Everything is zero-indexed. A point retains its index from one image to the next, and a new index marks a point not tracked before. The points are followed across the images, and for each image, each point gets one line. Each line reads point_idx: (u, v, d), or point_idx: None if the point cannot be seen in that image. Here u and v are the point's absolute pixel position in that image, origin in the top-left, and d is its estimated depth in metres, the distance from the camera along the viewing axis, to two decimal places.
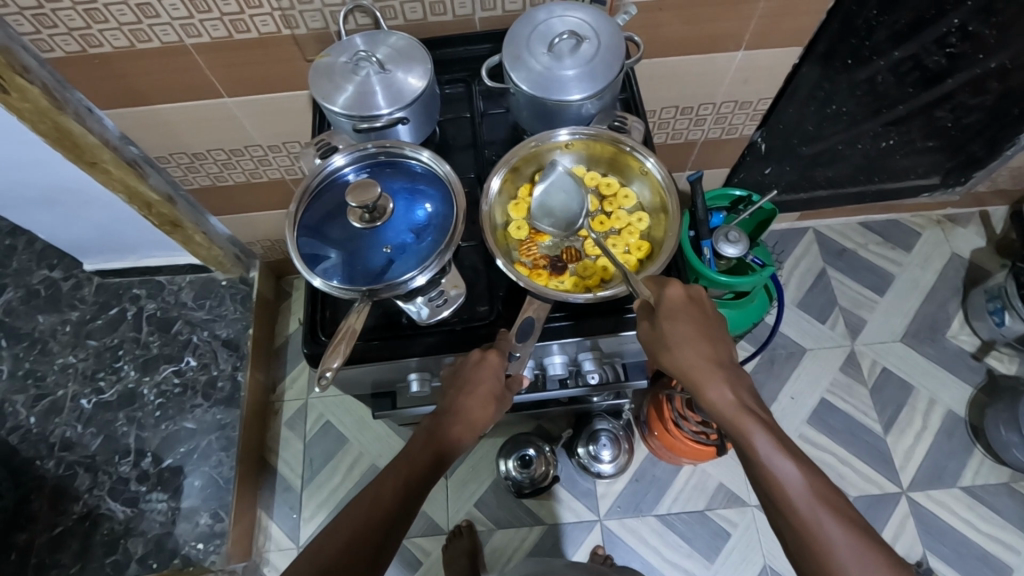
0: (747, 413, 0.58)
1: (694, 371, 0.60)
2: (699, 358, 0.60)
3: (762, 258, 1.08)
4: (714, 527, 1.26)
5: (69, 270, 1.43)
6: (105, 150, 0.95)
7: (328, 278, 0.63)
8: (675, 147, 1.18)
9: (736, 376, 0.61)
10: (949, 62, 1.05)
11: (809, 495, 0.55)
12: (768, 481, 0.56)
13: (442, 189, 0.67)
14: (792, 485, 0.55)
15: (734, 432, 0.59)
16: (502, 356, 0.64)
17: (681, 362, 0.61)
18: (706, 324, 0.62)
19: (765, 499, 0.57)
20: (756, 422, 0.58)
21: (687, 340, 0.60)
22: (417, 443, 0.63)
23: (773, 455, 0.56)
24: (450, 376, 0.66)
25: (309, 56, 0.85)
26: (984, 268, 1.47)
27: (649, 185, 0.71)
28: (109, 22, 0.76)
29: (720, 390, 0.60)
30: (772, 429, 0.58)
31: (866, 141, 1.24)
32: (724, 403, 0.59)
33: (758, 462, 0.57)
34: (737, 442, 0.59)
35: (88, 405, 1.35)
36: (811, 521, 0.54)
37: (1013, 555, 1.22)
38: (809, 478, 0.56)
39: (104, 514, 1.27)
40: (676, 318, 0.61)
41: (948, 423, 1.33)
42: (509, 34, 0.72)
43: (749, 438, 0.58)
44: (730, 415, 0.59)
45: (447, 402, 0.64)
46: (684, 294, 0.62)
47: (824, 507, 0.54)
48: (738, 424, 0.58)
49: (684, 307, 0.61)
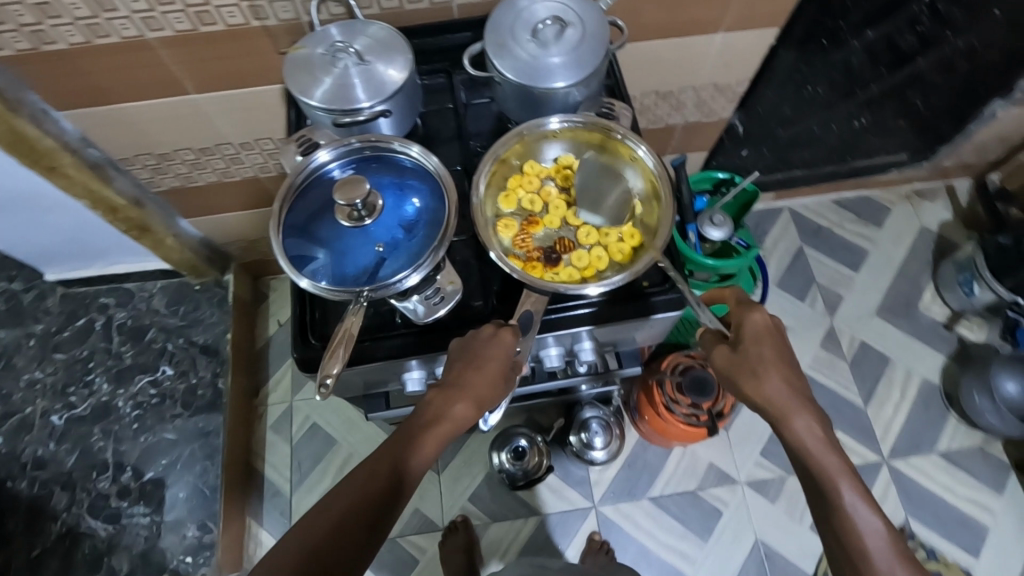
0: (829, 450, 0.62)
1: (780, 401, 0.63)
2: (787, 389, 0.63)
3: (746, 240, 1.09)
4: (706, 507, 1.29)
5: (31, 280, 1.37)
6: (65, 153, 0.90)
7: (317, 278, 0.61)
8: (655, 132, 1.18)
9: (820, 414, 0.64)
10: (920, 41, 1.07)
11: (887, 543, 0.59)
12: (850, 522, 0.60)
13: (431, 183, 0.65)
14: (871, 530, 0.59)
15: (815, 467, 0.62)
16: (515, 336, 0.62)
17: (767, 391, 0.63)
18: (793, 356, 0.65)
19: (839, 536, 0.61)
20: (840, 462, 0.61)
21: (777, 370, 0.63)
22: (418, 421, 0.61)
23: (854, 496, 0.60)
24: (456, 348, 0.63)
25: (281, 49, 0.81)
26: (953, 241, 1.52)
27: (639, 172, 0.71)
28: (63, 17, 0.72)
29: (805, 424, 0.62)
30: (853, 472, 0.61)
31: (839, 121, 1.26)
32: (807, 435, 0.62)
33: (840, 501, 0.60)
34: (815, 478, 0.62)
35: (59, 421, 1.29)
36: (887, 569, 0.57)
37: (988, 515, 1.28)
38: (888, 527, 0.59)
39: (84, 532, 1.22)
40: (764, 345, 0.64)
41: (924, 392, 1.38)
42: (491, 21, 0.70)
43: (829, 473, 0.61)
44: (815, 450, 0.62)
45: (453, 377, 0.61)
46: (769, 323, 0.65)
47: (901, 557, 0.58)
48: (824, 461, 0.61)
49: (771, 337, 0.65)
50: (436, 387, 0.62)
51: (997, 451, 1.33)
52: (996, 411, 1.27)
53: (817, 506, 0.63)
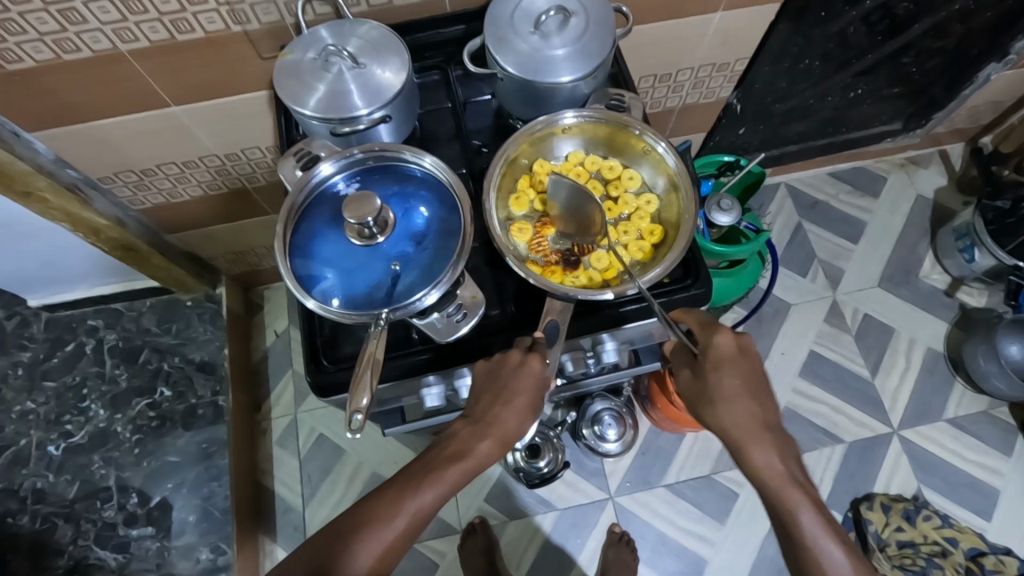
0: (792, 484, 0.59)
1: (739, 432, 0.61)
2: (746, 418, 0.61)
3: (754, 224, 1.07)
4: (721, 489, 1.29)
5: (11, 307, 1.31)
6: (40, 176, 0.84)
7: (328, 301, 0.58)
8: (652, 116, 1.15)
9: (784, 444, 0.61)
10: (917, 7, 1.05)
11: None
12: (812, 562, 0.56)
13: (443, 193, 0.62)
14: (837, 570, 0.55)
15: (776, 501, 0.59)
16: (544, 361, 0.60)
17: (725, 418, 0.61)
18: (757, 382, 0.62)
19: (803, 573, 0.57)
20: (802, 496, 0.58)
21: (735, 396, 0.61)
22: (442, 453, 0.59)
23: (817, 532, 0.57)
24: (484, 375, 0.61)
25: (264, 54, 0.77)
26: (949, 208, 1.52)
27: (656, 167, 0.67)
28: (28, 33, 0.66)
29: (766, 455, 0.60)
30: (818, 506, 0.58)
31: (836, 94, 1.24)
32: (769, 467, 0.59)
33: (802, 537, 0.57)
34: (778, 511, 0.59)
35: (56, 451, 1.25)
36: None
37: (998, 478, 1.29)
38: (856, 565, 0.56)
39: (93, 564, 1.19)
40: (724, 371, 0.62)
41: (929, 360, 1.38)
42: (490, 14, 0.66)
43: (791, 507, 0.58)
44: (775, 483, 0.59)
45: (481, 410, 0.60)
46: (733, 345, 0.62)
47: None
48: (784, 495, 0.58)
49: (732, 360, 0.62)
50: (464, 420, 0.61)
51: (1003, 414, 1.34)
52: (1002, 375, 1.27)
53: (783, 540, 0.60)
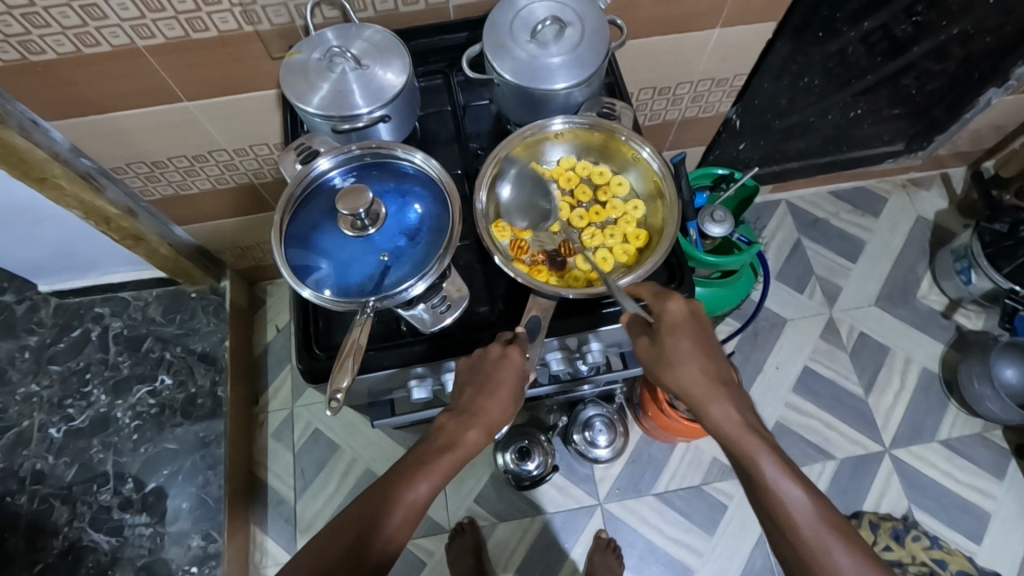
0: (750, 433, 0.59)
1: (697, 389, 0.60)
2: (702, 376, 0.60)
3: (747, 236, 1.09)
4: (710, 500, 1.29)
5: (22, 292, 1.35)
6: (55, 164, 0.88)
7: (320, 288, 0.60)
8: (652, 128, 1.17)
9: (739, 395, 0.61)
10: (915, 30, 1.07)
11: (816, 519, 0.56)
12: (775, 506, 0.57)
13: (434, 190, 0.64)
14: (800, 512, 0.56)
15: (738, 452, 0.59)
16: (523, 354, 0.62)
17: (683, 380, 0.60)
18: (710, 341, 0.61)
19: (768, 518, 0.58)
20: (760, 442, 0.58)
21: (691, 357, 0.60)
22: (431, 446, 0.60)
23: (778, 477, 0.57)
24: (468, 369, 0.63)
25: (274, 54, 0.80)
26: (949, 229, 1.52)
27: (644, 173, 0.70)
28: (51, 26, 0.70)
29: (723, 408, 0.60)
30: (775, 451, 0.58)
31: (836, 112, 1.26)
32: (728, 422, 0.60)
33: (765, 484, 0.57)
34: (740, 462, 0.59)
35: (58, 433, 1.28)
36: (817, 546, 0.55)
37: (990, 501, 1.29)
38: (815, 502, 0.57)
39: (87, 546, 1.21)
40: (679, 334, 0.60)
41: (924, 380, 1.38)
42: (490, 21, 0.69)
43: (754, 458, 0.58)
44: (736, 436, 0.59)
45: (464, 402, 0.61)
46: (687, 310, 0.61)
47: (833, 533, 0.55)
48: (744, 445, 0.58)
49: (685, 324, 0.61)
50: (449, 413, 0.62)
51: (997, 437, 1.34)
52: (995, 398, 1.27)
53: (745, 487, 0.60)
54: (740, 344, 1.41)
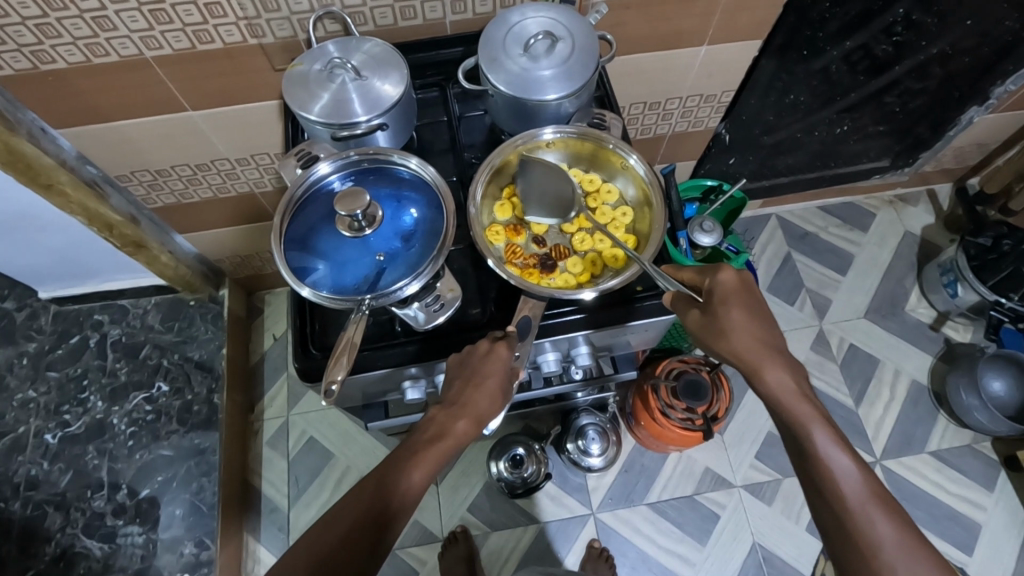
0: (801, 399, 0.60)
1: (753, 357, 0.61)
2: (757, 343, 0.61)
3: (736, 246, 1.14)
4: (703, 511, 1.29)
5: (23, 299, 1.36)
6: (62, 171, 0.90)
7: (318, 288, 0.62)
8: (644, 142, 1.21)
9: (793, 365, 0.62)
10: (896, 49, 1.10)
11: (861, 490, 0.57)
12: (822, 473, 0.58)
13: (429, 194, 0.67)
14: (845, 477, 0.57)
15: (789, 417, 0.60)
16: (511, 349, 0.64)
17: (737, 347, 0.62)
18: (765, 313, 0.63)
19: (811, 480, 0.59)
20: (813, 410, 0.59)
21: (745, 327, 0.62)
22: (422, 436, 0.62)
23: (828, 444, 0.58)
24: (457, 364, 0.65)
25: (277, 66, 0.83)
26: (936, 244, 1.55)
27: (631, 180, 0.73)
28: (63, 36, 0.73)
29: (778, 375, 0.61)
30: (826, 419, 0.60)
31: (822, 128, 1.29)
32: (781, 388, 0.61)
33: (814, 451, 0.58)
34: (790, 428, 0.60)
35: (53, 440, 1.28)
36: (860, 514, 0.56)
37: (981, 512, 1.30)
38: (862, 473, 0.58)
39: (80, 552, 1.21)
40: (733, 305, 0.63)
41: (914, 392, 1.40)
42: (484, 36, 0.72)
43: (803, 424, 0.59)
44: (786, 401, 0.60)
45: (454, 394, 0.63)
46: (738, 279, 0.64)
47: (876, 503, 0.56)
48: (795, 412, 0.60)
49: (739, 294, 0.63)
50: (439, 405, 0.64)
51: (987, 448, 1.35)
52: (984, 409, 1.28)
53: (791, 454, 0.61)
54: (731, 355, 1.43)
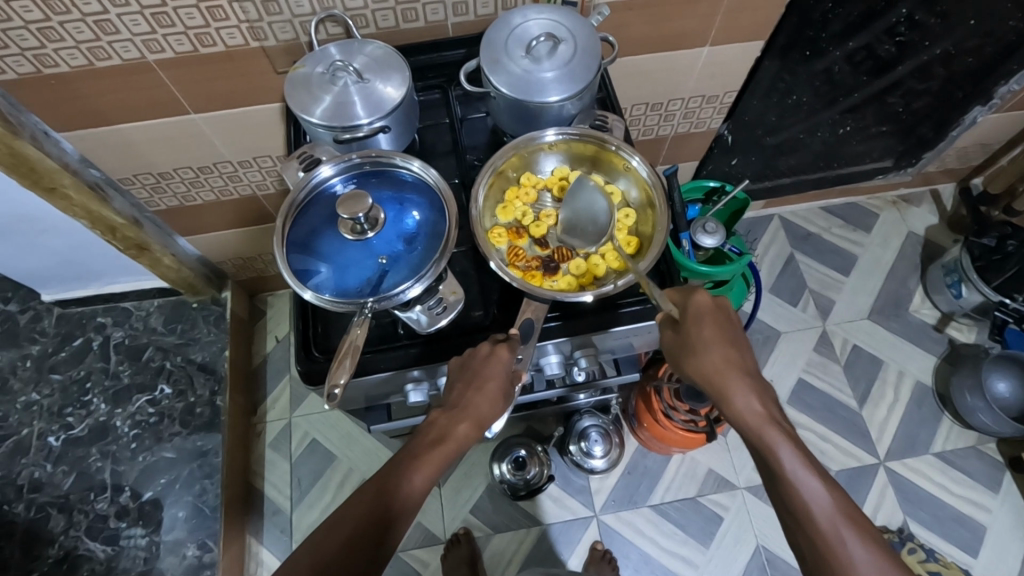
0: (769, 421, 0.60)
1: (718, 377, 0.62)
2: (723, 364, 0.62)
3: (738, 247, 1.14)
4: (706, 512, 1.29)
5: (26, 302, 1.37)
6: (65, 174, 0.91)
7: (320, 291, 0.62)
8: (646, 143, 1.21)
9: (761, 387, 0.63)
10: (899, 50, 1.10)
11: (831, 509, 0.57)
12: (791, 494, 0.58)
13: (431, 197, 0.67)
14: (814, 499, 0.57)
15: (757, 439, 0.60)
16: (512, 351, 0.64)
17: (706, 368, 0.62)
18: (734, 336, 0.64)
19: (783, 501, 0.59)
20: (780, 432, 0.60)
21: (714, 348, 0.62)
22: (423, 440, 0.62)
23: (797, 466, 0.58)
24: (458, 367, 0.65)
25: (279, 68, 0.83)
26: (939, 244, 1.55)
27: (634, 182, 0.73)
28: (66, 40, 0.73)
29: (744, 397, 0.61)
30: (793, 440, 0.60)
31: (825, 129, 1.29)
32: (749, 410, 0.61)
33: (782, 472, 0.59)
34: (758, 450, 0.61)
35: (56, 442, 1.28)
36: (831, 535, 0.56)
37: (985, 514, 1.29)
38: (832, 492, 0.57)
39: (83, 555, 1.21)
40: (705, 325, 0.63)
41: (917, 393, 1.39)
42: (486, 38, 0.72)
43: (770, 445, 0.59)
44: (754, 423, 0.61)
45: (454, 397, 0.63)
46: (713, 304, 0.64)
47: (846, 522, 0.56)
48: (762, 434, 0.60)
49: (712, 315, 0.64)
50: (440, 408, 0.64)
51: (991, 450, 1.34)
52: (988, 410, 1.28)
53: (763, 476, 0.62)
54: None
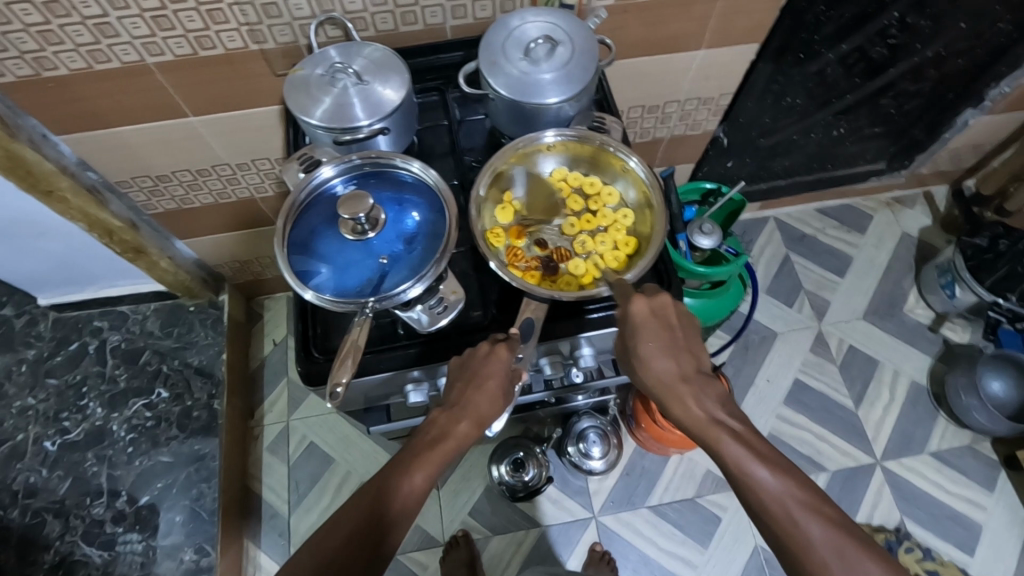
0: (714, 424, 0.61)
1: (663, 388, 0.63)
2: (665, 375, 0.62)
3: (735, 248, 1.14)
4: (704, 513, 1.29)
5: (22, 306, 1.36)
6: (63, 177, 0.90)
7: (320, 291, 0.62)
8: (643, 145, 1.22)
9: (705, 388, 0.62)
10: (891, 53, 1.11)
11: (787, 501, 0.56)
12: (748, 493, 0.58)
13: (430, 198, 0.67)
14: (769, 494, 0.57)
15: (707, 443, 0.61)
16: (511, 351, 0.64)
17: (649, 380, 0.63)
18: (672, 340, 0.63)
19: (742, 499, 0.59)
20: (726, 434, 0.60)
21: (654, 359, 0.63)
22: (424, 439, 0.62)
23: (745, 464, 0.58)
24: (457, 367, 0.65)
25: (279, 71, 0.83)
26: (933, 245, 1.56)
27: (632, 183, 0.73)
28: (65, 43, 0.73)
29: (688, 406, 0.62)
30: (740, 438, 0.59)
31: (819, 131, 1.30)
32: (695, 417, 0.62)
33: (734, 472, 0.59)
34: (713, 453, 0.61)
35: (52, 447, 1.28)
36: (792, 529, 0.55)
37: (980, 511, 1.30)
38: (786, 484, 0.57)
39: (79, 560, 1.20)
40: (641, 337, 0.63)
41: (913, 393, 1.40)
42: (484, 41, 0.73)
43: (720, 446, 0.60)
44: (701, 429, 0.61)
45: (454, 396, 0.63)
46: (647, 309, 0.63)
47: (805, 513, 0.55)
48: (710, 438, 0.60)
49: (648, 323, 0.63)
50: (441, 407, 0.64)
51: (986, 449, 1.35)
52: (983, 409, 1.29)
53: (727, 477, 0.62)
54: (731, 357, 1.43)
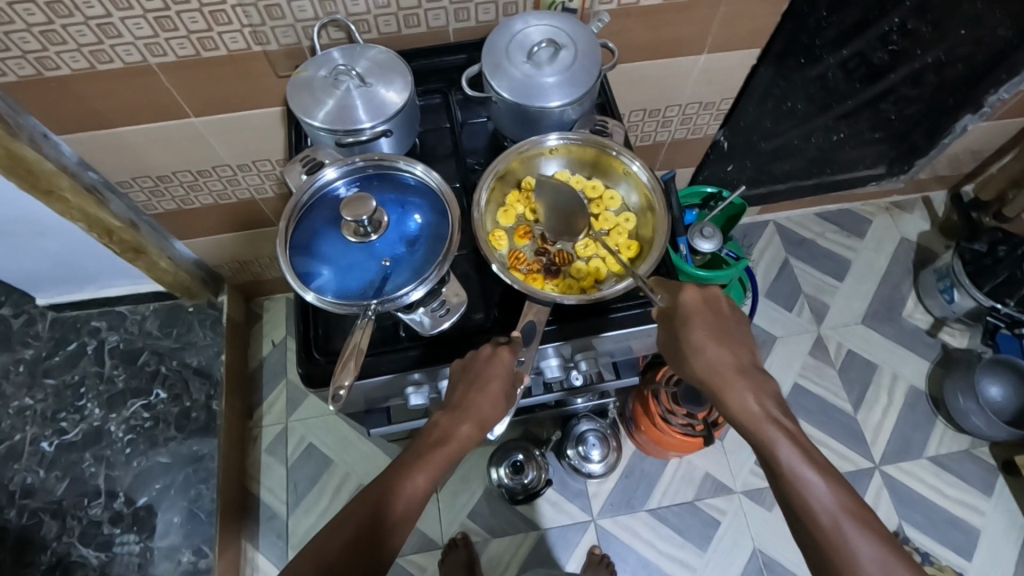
0: (766, 420, 0.60)
1: (714, 378, 0.62)
2: (717, 364, 0.62)
3: (735, 252, 1.14)
4: (703, 516, 1.29)
5: (20, 305, 1.36)
6: (63, 176, 0.90)
7: (322, 293, 0.62)
8: (644, 148, 1.22)
9: (758, 382, 0.62)
10: (891, 58, 1.11)
11: (832, 505, 0.56)
12: (794, 491, 0.58)
13: (433, 200, 0.67)
14: (815, 495, 0.57)
15: (755, 438, 0.61)
16: (514, 353, 0.64)
17: (700, 369, 0.63)
18: (726, 331, 0.63)
19: (784, 498, 0.59)
20: (778, 431, 0.60)
21: (707, 347, 0.62)
22: (426, 441, 0.62)
23: (796, 462, 0.58)
24: (460, 369, 0.65)
25: (281, 73, 0.83)
26: (932, 250, 1.57)
27: (634, 186, 0.73)
28: (68, 43, 0.73)
29: (740, 398, 0.61)
30: (792, 436, 0.59)
31: (819, 135, 1.30)
32: (745, 411, 0.61)
33: (782, 470, 0.58)
34: (759, 449, 0.61)
35: (49, 447, 1.27)
36: (833, 533, 0.55)
37: (978, 516, 1.30)
38: (833, 488, 0.57)
39: (76, 561, 1.19)
40: (694, 324, 0.63)
41: (911, 397, 1.41)
42: (488, 44, 0.73)
43: (769, 442, 0.59)
44: (752, 423, 0.61)
45: (456, 398, 0.63)
46: (700, 297, 0.64)
47: (849, 519, 0.56)
48: (760, 433, 0.60)
49: (701, 311, 0.64)
50: (442, 410, 0.64)
51: (984, 453, 1.36)
52: (981, 413, 1.29)
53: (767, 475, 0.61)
54: None
